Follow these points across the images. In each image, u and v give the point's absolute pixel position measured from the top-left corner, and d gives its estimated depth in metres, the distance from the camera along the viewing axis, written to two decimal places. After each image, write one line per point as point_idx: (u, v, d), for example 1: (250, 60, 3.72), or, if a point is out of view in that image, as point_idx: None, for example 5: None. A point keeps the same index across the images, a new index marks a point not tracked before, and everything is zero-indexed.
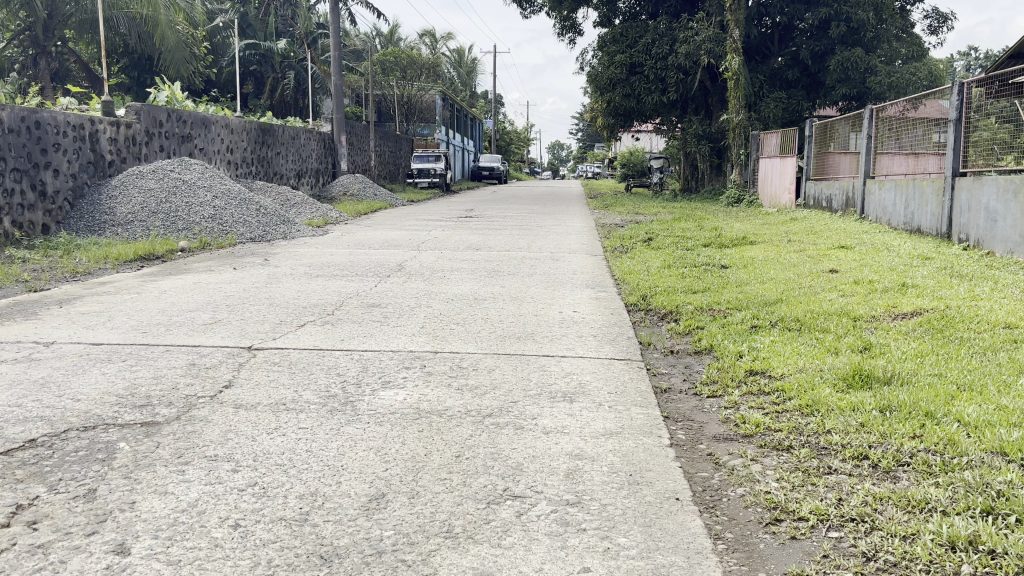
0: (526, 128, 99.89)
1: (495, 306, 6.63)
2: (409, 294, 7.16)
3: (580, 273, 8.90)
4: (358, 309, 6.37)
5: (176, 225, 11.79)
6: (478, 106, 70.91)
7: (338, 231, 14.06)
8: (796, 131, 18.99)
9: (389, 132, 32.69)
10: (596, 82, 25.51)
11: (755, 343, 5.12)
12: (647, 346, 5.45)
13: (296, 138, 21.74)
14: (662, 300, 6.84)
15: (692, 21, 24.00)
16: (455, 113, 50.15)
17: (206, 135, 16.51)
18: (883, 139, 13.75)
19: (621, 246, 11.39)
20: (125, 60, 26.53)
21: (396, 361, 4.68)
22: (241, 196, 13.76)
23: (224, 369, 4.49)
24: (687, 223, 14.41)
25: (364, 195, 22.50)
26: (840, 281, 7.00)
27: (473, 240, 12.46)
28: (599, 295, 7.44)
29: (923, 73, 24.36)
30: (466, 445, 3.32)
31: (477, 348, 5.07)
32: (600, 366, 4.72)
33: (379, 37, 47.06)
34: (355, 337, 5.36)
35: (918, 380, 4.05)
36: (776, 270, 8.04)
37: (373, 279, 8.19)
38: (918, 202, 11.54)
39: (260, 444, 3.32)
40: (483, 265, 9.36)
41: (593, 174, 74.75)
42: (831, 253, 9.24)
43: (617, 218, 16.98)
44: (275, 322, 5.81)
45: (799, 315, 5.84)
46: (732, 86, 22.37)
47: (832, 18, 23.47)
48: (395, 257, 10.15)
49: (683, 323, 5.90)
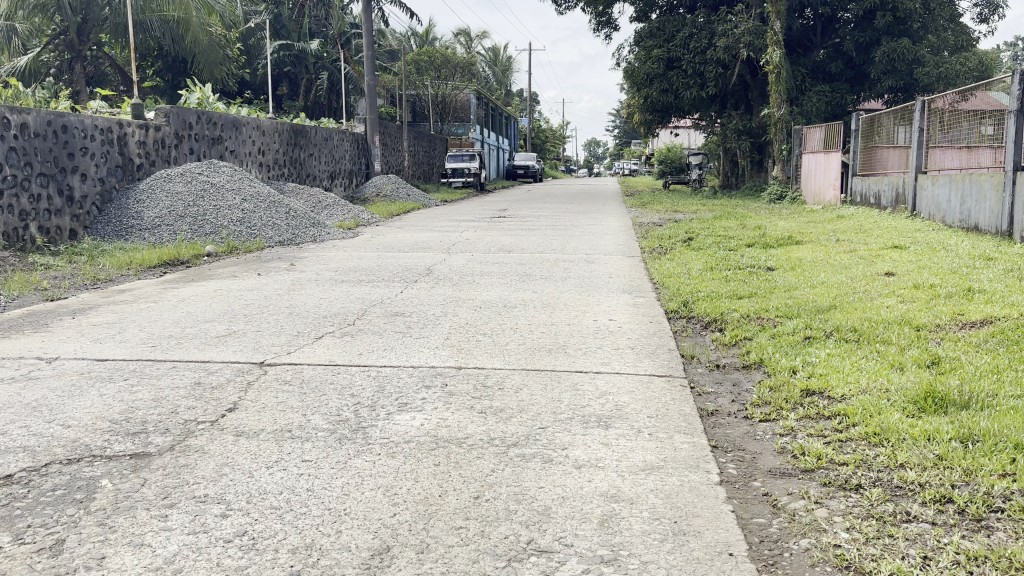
0: (563, 127, 99.66)
1: (525, 314, 6.23)
2: (436, 302, 6.80)
3: (617, 277, 8.48)
4: (380, 319, 6.02)
5: (203, 228, 11.58)
6: (514, 105, 70.68)
7: (369, 233, 13.77)
8: (841, 124, 18.30)
9: (423, 132, 32.41)
10: (633, 77, 24.98)
11: (810, 357, 4.66)
12: (690, 359, 5.02)
13: (329, 139, 21.53)
14: (705, 307, 6.39)
15: (732, 13, 23.36)
16: (490, 112, 49.76)
17: (237, 137, 16.34)
18: (935, 132, 13.06)
19: (659, 247, 10.93)
20: (159, 63, 26.57)
21: (415, 379, 4.31)
22: (270, 198, 13.53)
23: (229, 389, 4.16)
24: (728, 221, 13.89)
25: (397, 196, 22.24)
26: (899, 285, 6.48)
27: (506, 241, 12.09)
28: (637, 301, 7.01)
29: (974, 63, 23.46)
30: (487, 484, 2.94)
31: (504, 364, 4.68)
32: (638, 384, 4.30)
33: (414, 38, 46.98)
34: (375, 351, 5.01)
35: (1001, 403, 3.57)
36: (826, 273, 7.53)
37: (400, 285, 7.84)
38: (975, 198, 10.89)
39: (257, 482, 2.97)
40: (514, 269, 8.96)
41: (630, 172, 74.08)
42: (885, 253, 8.69)
43: (654, 217, 16.47)
44: (292, 334, 5.48)
45: (857, 324, 5.36)
46: (774, 79, 21.70)
47: (878, 8, 22.68)
48: (424, 260, 9.81)
49: (730, 333, 5.45)
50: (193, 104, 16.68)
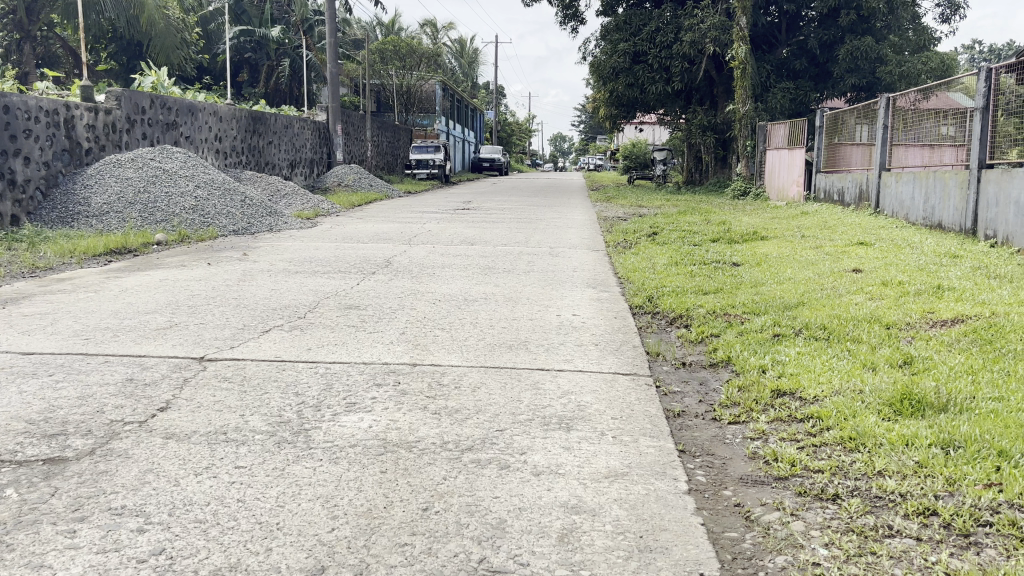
0: (529, 121, 99.46)
1: (486, 308, 5.98)
2: (393, 294, 6.51)
3: (581, 270, 8.26)
4: (333, 312, 5.73)
5: (153, 216, 11.14)
6: (480, 97, 70.33)
7: (328, 224, 13.41)
8: (806, 121, 18.28)
9: (387, 122, 31.96)
10: (599, 70, 24.80)
11: (780, 356, 4.48)
12: (655, 357, 4.81)
13: (289, 127, 21.04)
14: (671, 302, 6.20)
15: (698, 7, 23.27)
16: (455, 104, 49.27)
17: (193, 123, 15.84)
18: (900, 130, 13.03)
19: (624, 241, 10.74)
20: (113, 46, 25.81)
21: (366, 377, 4.05)
22: (225, 185, 13.10)
23: (163, 387, 3.85)
24: (693, 217, 13.77)
25: (359, 186, 21.83)
26: (867, 282, 6.35)
27: (469, 233, 11.82)
28: (601, 295, 6.80)
29: (934, 63, 23.70)
30: (437, 494, 2.70)
31: (462, 361, 4.42)
32: (602, 383, 4.07)
33: (379, 27, 46.39)
34: (325, 347, 4.72)
35: (980, 405, 3.41)
36: (793, 268, 7.39)
37: (356, 277, 7.55)
38: (939, 196, 10.85)
39: (182, 492, 2.69)
40: (476, 262, 8.70)
41: (595, 166, 74.04)
42: (851, 250, 8.58)
43: (620, 211, 16.31)
44: (237, 327, 5.17)
45: (827, 322, 5.20)
46: (739, 75, 21.66)
47: (843, 6, 22.76)
48: (383, 251, 9.52)
49: (696, 330, 5.26)
50: (147, 87, 16.13)
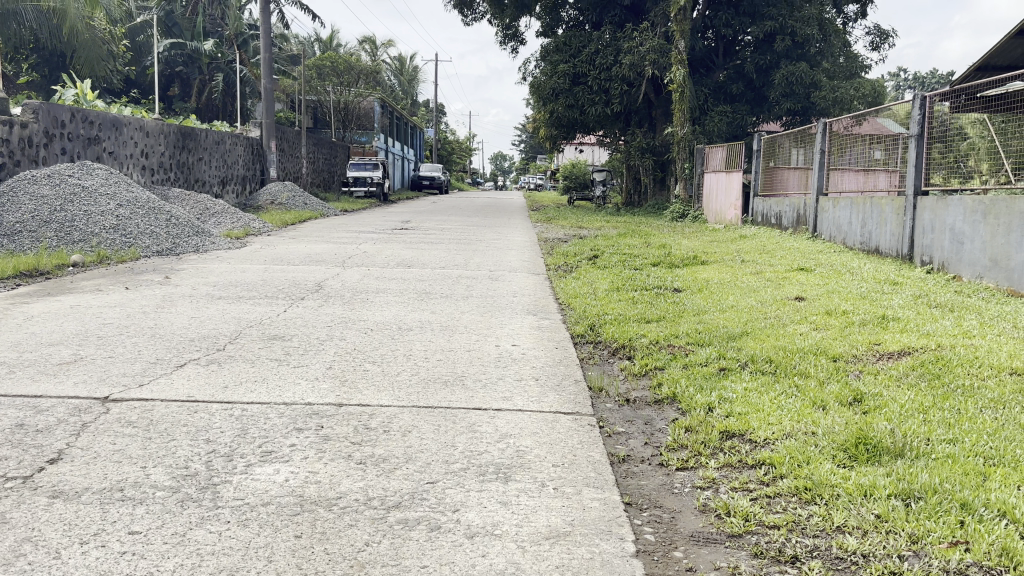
0: (470, 140, 99.51)
1: (420, 339, 5.68)
2: (322, 323, 6.17)
3: (521, 296, 8.02)
4: (255, 344, 5.36)
5: (70, 236, 10.52)
6: (419, 115, 70.04)
7: (258, 244, 12.94)
8: (742, 145, 18.45)
9: (324, 139, 31.43)
10: (539, 91, 24.78)
11: (727, 392, 4.29)
12: (597, 392, 4.58)
13: (220, 143, 20.43)
14: (613, 331, 5.99)
15: (637, 30, 23.43)
16: (394, 122, 48.86)
17: (117, 138, 15.22)
18: (836, 155, 13.15)
19: (563, 265, 10.56)
20: (35, 57, 24.83)
21: (286, 421, 3.72)
22: (150, 204, 12.53)
23: (56, 433, 3.45)
24: (632, 239, 13.70)
25: (294, 204, 21.31)
26: (810, 311, 6.26)
27: (406, 255, 11.51)
28: (542, 323, 6.57)
29: (865, 90, 24.32)
30: (359, 564, 2.40)
31: (393, 400, 4.12)
32: (543, 425, 3.81)
33: (317, 43, 45.84)
34: (243, 384, 4.37)
35: (938, 449, 3.25)
36: (735, 296, 7.28)
37: (284, 303, 7.18)
38: (876, 222, 10.95)
39: (63, 568, 2.34)
40: (413, 287, 8.39)
41: (535, 186, 74.33)
42: (791, 275, 8.54)
43: (560, 233, 16.19)
44: (148, 362, 4.77)
45: (773, 355, 5.05)
46: (677, 98, 21.84)
47: (778, 32, 23.18)
48: (315, 275, 9.14)
49: (639, 362, 5.06)
50: (69, 101, 15.44)
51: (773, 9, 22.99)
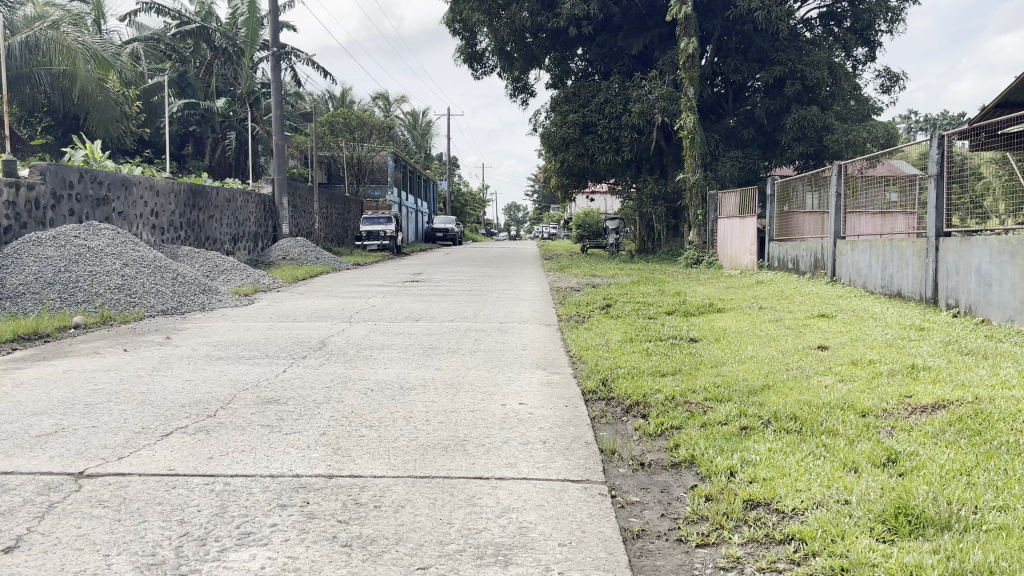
0: (483, 192, 100.02)
1: (422, 399, 5.38)
2: (321, 384, 5.88)
3: (531, 350, 7.73)
4: (248, 409, 5.08)
5: (74, 296, 10.32)
6: (433, 168, 70.47)
7: (266, 301, 12.75)
8: (755, 190, 18.22)
9: (336, 194, 31.51)
10: (549, 141, 24.78)
11: (749, 453, 3.97)
12: (609, 455, 4.26)
13: (232, 201, 20.44)
14: (627, 386, 5.67)
15: (645, 79, 23.46)
16: (407, 175, 49.17)
17: (127, 198, 15.19)
18: (852, 198, 12.88)
19: (575, 315, 10.28)
20: (50, 120, 25.13)
21: (270, 497, 3.44)
22: (156, 263, 12.40)
23: (18, 516, 3.17)
24: (646, 287, 13.43)
25: (306, 259, 21.21)
26: (835, 361, 5.94)
27: (415, 309, 11.27)
28: (551, 379, 6.25)
29: (878, 132, 24.18)
30: None
31: (387, 470, 3.83)
32: (549, 496, 3.50)
33: (331, 100, 46.37)
34: (229, 454, 4.09)
35: (989, 519, 2.92)
36: (754, 345, 6.97)
37: (285, 363, 6.92)
38: (897, 264, 10.62)
39: None
40: (419, 342, 8.11)
41: (548, 236, 74.24)
42: (812, 323, 8.21)
43: (572, 282, 15.94)
44: (133, 431, 4.50)
45: (797, 411, 4.73)
46: (688, 144, 21.73)
47: (788, 76, 23.08)
48: (321, 332, 8.90)
49: (655, 421, 4.73)
50: (79, 161, 15.45)
51: (782, 53, 22.98)
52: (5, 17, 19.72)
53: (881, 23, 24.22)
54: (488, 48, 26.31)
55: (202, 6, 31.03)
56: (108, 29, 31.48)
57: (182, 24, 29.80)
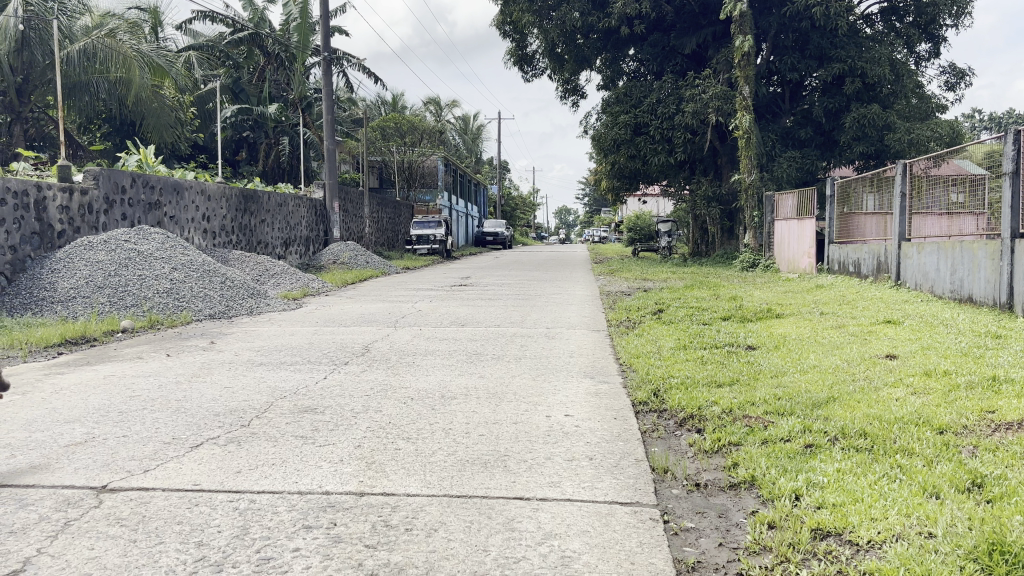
0: (534, 196, 99.68)
1: (463, 409, 5.13)
2: (360, 392, 5.66)
3: (579, 356, 7.43)
4: (282, 418, 4.88)
5: (123, 300, 10.33)
6: (484, 173, 70.42)
7: (313, 305, 12.65)
8: (814, 191, 17.63)
9: (387, 198, 31.57)
10: (601, 143, 24.40)
11: (815, 474, 3.64)
12: (662, 474, 3.96)
13: (283, 205, 20.55)
14: (681, 397, 5.35)
15: (699, 78, 22.98)
16: (458, 179, 49.21)
17: (178, 202, 15.29)
18: (918, 198, 12.27)
19: (627, 320, 9.94)
20: (107, 126, 25.59)
21: (295, 518, 3.22)
22: (204, 267, 12.39)
23: (31, 535, 3.00)
24: (700, 291, 13.00)
25: (356, 263, 21.20)
26: (905, 371, 5.53)
27: (461, 313, 11.05)
28: (600, 388, 5.96)
29: (943, 130, 23.24)
30: None
31: (422, 488, 3.58)
32: (594, 521, 3.21)
33: (383, 105, 46.57)
34: (258, 468, 3.89)
35: None
36: (817, 354, 6.57)
37: (327, 369, 6.75)
38: (968, 267, 10.06)
39: None
40: (463, 349, 7.86)
41: (599, 239, 73.53)
42: (877, 330, 7.76)
43: (622, 286, 15.58)
44: (163, 442, 4.34)
45: (867, 426, 4.36)
46: (743, 145, 21.18)
47: (847, 74, 22.35)
48: (365, 337, 8.71)
49: (711, 436, 4.41)
50: (132, 166, 15.60)
51: (841, 50, 22.28)
52: (65, 26, 20.10)
53: (945, 17, 23.28)
54: (539, 50, 26.07)
55: (256, 13, 31.39)
56: (164, 37, 32.02)
57: (236, 31, 30.16)
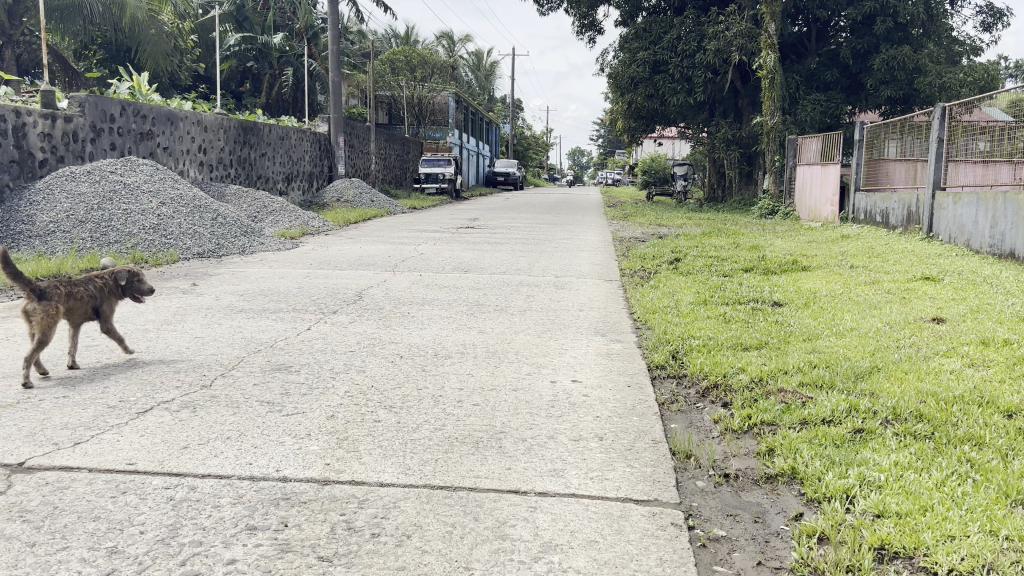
0: (548, 135, 97.89)
1: (457, 371, 4.54)
2: (345, 347, 5.07)
3: (588, 309, 6.83)
4: (251, 378, 4.30)
5: (106, 236, 9.73)
6: (497, 111, 68.91)
7: (312, 245, 12.02)
8: (840, 135, 16.76)
9: (395, 134, 30.71)
10: (616, 81, 23.41)
11: (869, 470, 3.03)
12: (684, 461, 3.37)
13: (286, 139, 19.78)
14: (703, 361, 4.75)
15: (723, 14, 21.86)
16: (470, 117, 48.00)
17: (172, 132, 14.57)
18: (959, 144, 11.36)
19: (640, 269, 9.30)
20: (104, 53, 24.73)
21: (240, 515, 2.65)
22: (195, 202, 11.74)
23: None
24: (719, 239, 12.30)
25: (360, 202, 20.50)
26: (960, 339, 4.88)
27: (466, 258, 10.40)
28: (612, 348, 5.35)
29: (977, 75, 22.14)
30: None
31: (400, 476, 2.99)
32: (605, 527, 2.63)
33: (394, 38, 45.21)
34: (210, 443, 3.31)
35: None
36: (852, 314, 5.93)
37: (314, 318, 6.16)
38: (1011, 221, 9.30)
39: None
40: (465, 298, 7.26)
41: (612, 181, 72.08)
42: (917, 287, 7.08)
43: (637, 232, 14.89)
44: (107, 406, 3.76)
45: (923, 406, 3.74)
46: (767, 85, 20.21)
47: (878, 12, 21.24)
48: (361, 282, 8.09)
49: (740, 413, 3.81)
50: (124, 94, 14.85)
51: None
52: None
53: None
54: None
55: None
56: None
57: None
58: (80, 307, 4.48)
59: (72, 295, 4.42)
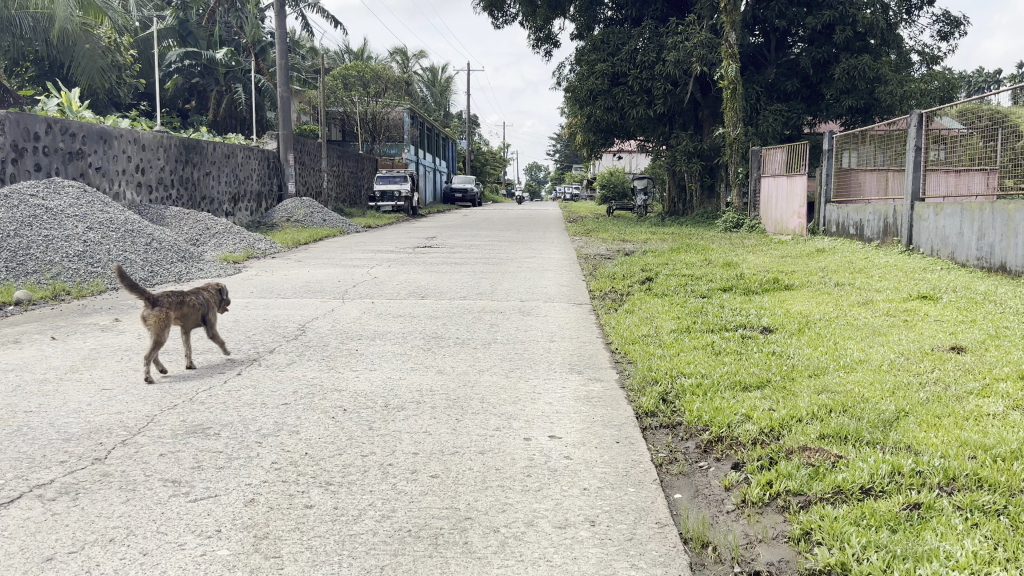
0: (504, 151, 97.36)
1: (412, 429, 3.78)
2: (281, 399, 4.29)
3: (560, 340, 6.12)
4: (158, 448, 3.49)
5: (23, 265, 8.79)
6: (453, 128, 68.16)
7: (257, 270, 11.14)
8: (806, 144, 16.35)
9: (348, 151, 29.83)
10: (574, 94, 22.87)
11: (943, 567, 2.32)
12: (701, 552, 2.66)
13: (231, 157, 18.84)
14: (702, 406, 4.05)
15: (682, 24, 21.46)
16: (425, 133, 47.27)
17: (105, 151, 13.59)
18: (937, 153, 10.91)
19: (610, 291, 8.63)
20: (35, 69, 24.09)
21: None
22: (127, 226, 10.82)
23: None
24: (690, 256, 11.70)
25: (311, 221, 19.62)
26: (990, 376, 4.24)
27: (423, 282, 9.65)
28: (591, 391, 4.62)
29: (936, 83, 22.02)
30: None
31: None
32: None
33: (348, 54, 44.35)
34: (85, 552, 2.51)
35: None
36: (855, 342, 5.31)
37: (250, 360, 5.37)
38: (1001, 233, 8.84)
39: None
40: (422, 330, 6.49)
41: (570, 197, 71.72)
42: (916, 308, 6.48)
43: (602, 249, 14.24)
44: None
45: (979, 465, 3.07)
46: (728, 96, 19.79)
47: (837, 22, 21.00)
48: (307, 313, 7.27)
49: (758, 478, 3.13)
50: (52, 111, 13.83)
51: None
52: None
53: None
54: None
55: None
56: None
57: None
58: (192, 314, 4.99)
59: (184, 302, 4.92)
